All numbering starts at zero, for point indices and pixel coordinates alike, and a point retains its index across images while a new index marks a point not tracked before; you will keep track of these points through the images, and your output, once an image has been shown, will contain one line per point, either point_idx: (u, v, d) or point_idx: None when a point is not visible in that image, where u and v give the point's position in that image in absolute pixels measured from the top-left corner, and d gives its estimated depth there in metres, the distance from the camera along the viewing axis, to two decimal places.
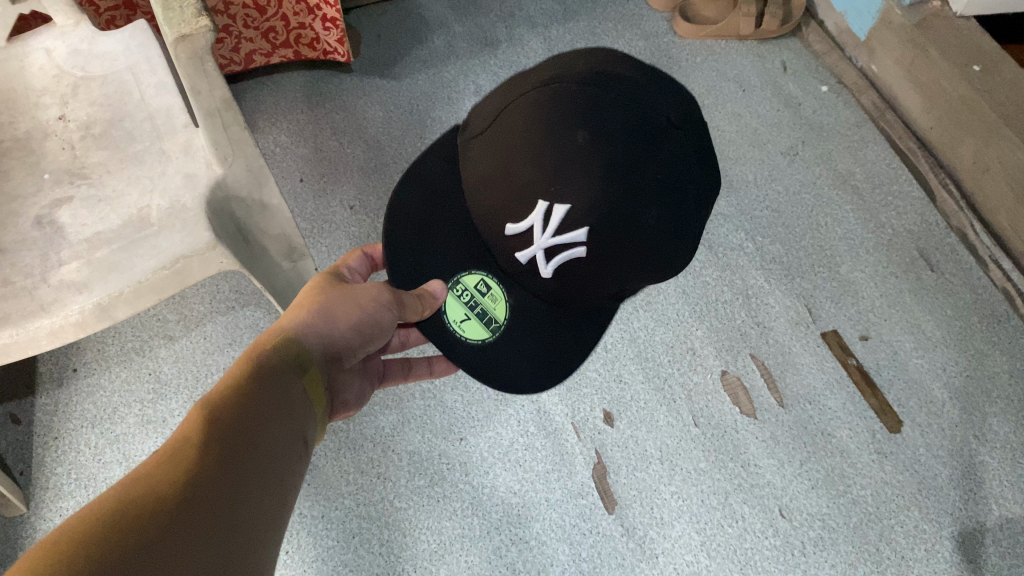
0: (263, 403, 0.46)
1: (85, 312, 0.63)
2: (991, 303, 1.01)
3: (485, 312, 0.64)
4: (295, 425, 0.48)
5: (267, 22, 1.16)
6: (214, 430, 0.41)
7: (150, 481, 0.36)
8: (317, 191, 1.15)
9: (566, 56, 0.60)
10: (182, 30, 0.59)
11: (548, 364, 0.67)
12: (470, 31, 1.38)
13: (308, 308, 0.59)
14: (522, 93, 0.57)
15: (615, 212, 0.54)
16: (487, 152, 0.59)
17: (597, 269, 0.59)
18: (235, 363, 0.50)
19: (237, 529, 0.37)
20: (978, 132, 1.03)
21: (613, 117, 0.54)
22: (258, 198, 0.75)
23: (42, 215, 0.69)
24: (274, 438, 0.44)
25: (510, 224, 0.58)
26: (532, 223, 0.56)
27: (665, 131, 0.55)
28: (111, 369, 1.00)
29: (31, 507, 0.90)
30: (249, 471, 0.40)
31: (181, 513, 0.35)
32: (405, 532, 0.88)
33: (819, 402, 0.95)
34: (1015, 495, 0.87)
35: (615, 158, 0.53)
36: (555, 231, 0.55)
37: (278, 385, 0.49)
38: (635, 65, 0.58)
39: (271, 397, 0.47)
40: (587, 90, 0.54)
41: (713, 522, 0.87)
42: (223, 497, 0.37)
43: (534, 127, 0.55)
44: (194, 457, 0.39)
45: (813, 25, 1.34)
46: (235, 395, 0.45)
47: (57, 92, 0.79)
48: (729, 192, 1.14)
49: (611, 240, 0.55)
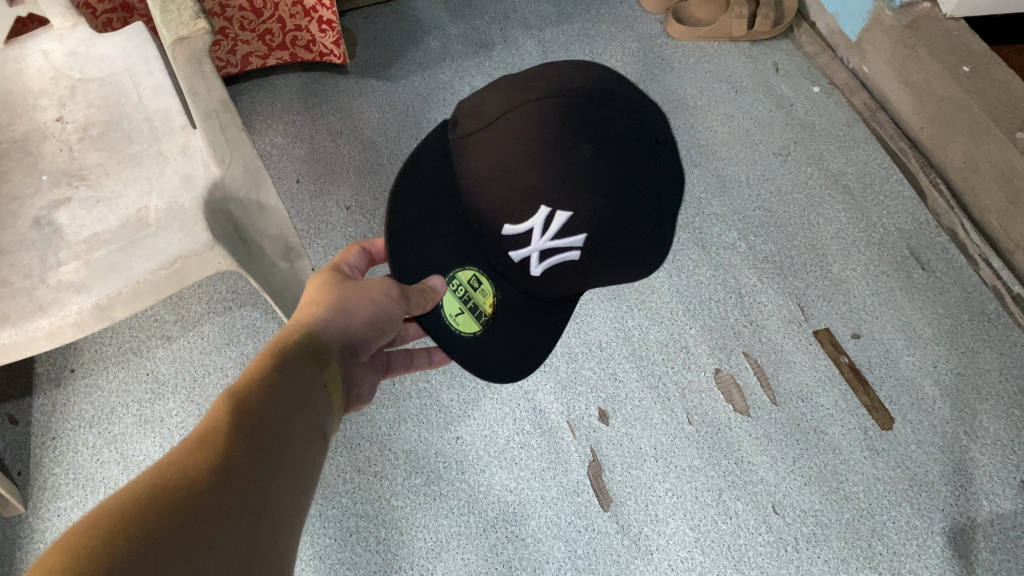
0: (287, 391, 0.45)
1: (84, 312, 0.64)
2: (980, 301, 1.02)
3: (477, 306, 0.66)
4: (319, 414, 0.47)
5: (263, 24, 1.17)
6: (240, 417, 0.40)
7: (178, 467, 0.35)
8: (313, 191, 1.16)
9: (562, 64, 0.60)
10: (179, 32, 0.60)
11: (528, 355, 0.71)
12: (465, 33, 1.39)
13: (324, 299, 0.58)
14: (524, 99, 0.57)
15: (610, 223, 0.58)
16: (488, 150, 0.59)
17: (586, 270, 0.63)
18: (260, 355, 0.48)
19: (264, 517, 0.36)
20: (968, 131, 1.04)
21: (614, 131, 0.56)
22: (255, 198, 0.76)
23: (40, 216, 0.70)
24: (299, 426, 0.44)
25: (508, 225, 0.60)
26: (532, 226, 0.59)
27: (655, 150, 0.59)
28: (108, 369, 1.01)
29: (28, 507, 0.90)
30: (275, 459, 0.40)
31: (209, 500, 0.34)
32: (402, 530, 0.88)
33: (812, 399, 0.96)
34: (1005, 490, 0.88)
35: (615, 173, 0.56)
36: (553, 234, 0.59)
37: (301, 373, 0.48)
38: (626, 81, 0.61)
39: (296, 393, 0.45)
40: (591, 105, 0.56)
41: (707, 519, 0.88)
42: (250, 485, 0.37)
43: (542, 133, 0.56)
44: (220, 445, 0.38)
45: (805, 26, 1.35)
46: (260, 383, 0.44)
47: (56, 94, 0.79)
48: (722, 192, 1.15)
49: (602, 248, 0.60)
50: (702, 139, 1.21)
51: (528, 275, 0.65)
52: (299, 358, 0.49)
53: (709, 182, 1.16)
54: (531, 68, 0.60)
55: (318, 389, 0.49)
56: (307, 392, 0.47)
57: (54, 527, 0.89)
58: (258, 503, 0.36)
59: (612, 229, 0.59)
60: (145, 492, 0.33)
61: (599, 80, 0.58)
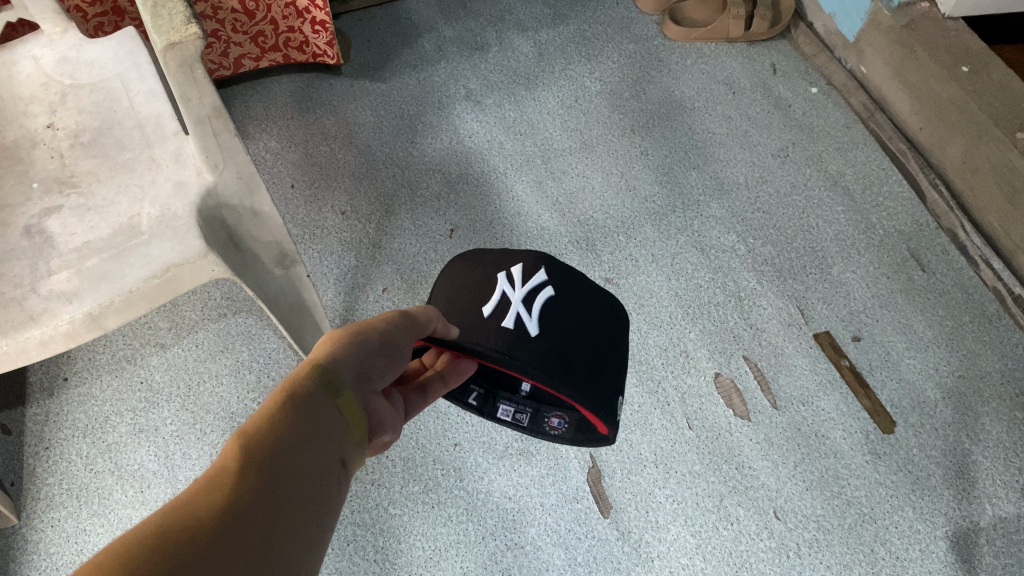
0: (305, 421, 0.41)
1: (76, 321, 0.63)
2: (982, 303, 1.01)
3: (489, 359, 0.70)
4: (333, 449, 0.42)
5: (256, 26, 1.16)
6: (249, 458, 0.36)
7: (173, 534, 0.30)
8: (309, 196, 1.15)
9: (474, 260, 0.85)
10: (170, 38, 0.58)
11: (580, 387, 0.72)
12: (460, 36, 1.38)
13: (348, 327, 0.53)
14: (478, 262, 0.84)
15: (609, 327, 0.80)
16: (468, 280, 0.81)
17: (562, 320, 0.76)
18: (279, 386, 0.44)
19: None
20: (967, 132, 1.04)
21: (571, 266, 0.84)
22: (249, 205, 0.74)
23: (31, 224, 0.69)
24: (319, 461, 0.39)
25: (487, 305, 0.76)
26: (503, 290, 0.77)
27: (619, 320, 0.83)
28: (102, 378, 1.00)
29: (21, 518, 0.89)
30: (289, 505, 0.35)
31: (208, 560, 0.30)
32: (400, 539, 0.87)
33: (812, 403, 0.95)
34: (1009, 494, 0.87)
35: (589, 295, 0.81)
36: (522, 287, 0.77)
37: (317, 406, 0.43)
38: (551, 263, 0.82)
39: (307, 429, 0.41)
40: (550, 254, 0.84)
41: (708, 525, 0.87)
42: (255, 539, 0.32)
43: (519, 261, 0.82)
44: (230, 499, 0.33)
45: (802, 26, 1.34)
46: (273, 420, 0.40)
47: (46, 100, 0.78)
48: (720, 194, 1.14)
49: (561, 303, 0.77)
50: (700, 140, 1.21)
51: (528, 332, 0.72)
52: (322, 382, 0.45)
53: (707, 184, 1.15)
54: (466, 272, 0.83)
55: (336, 424, 0.43)
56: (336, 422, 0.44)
57: (46, 538, 0.88)
58: (262, 555, 0.32)
59: (594, 328, 0.78)
60: (148, 558, 0.29)
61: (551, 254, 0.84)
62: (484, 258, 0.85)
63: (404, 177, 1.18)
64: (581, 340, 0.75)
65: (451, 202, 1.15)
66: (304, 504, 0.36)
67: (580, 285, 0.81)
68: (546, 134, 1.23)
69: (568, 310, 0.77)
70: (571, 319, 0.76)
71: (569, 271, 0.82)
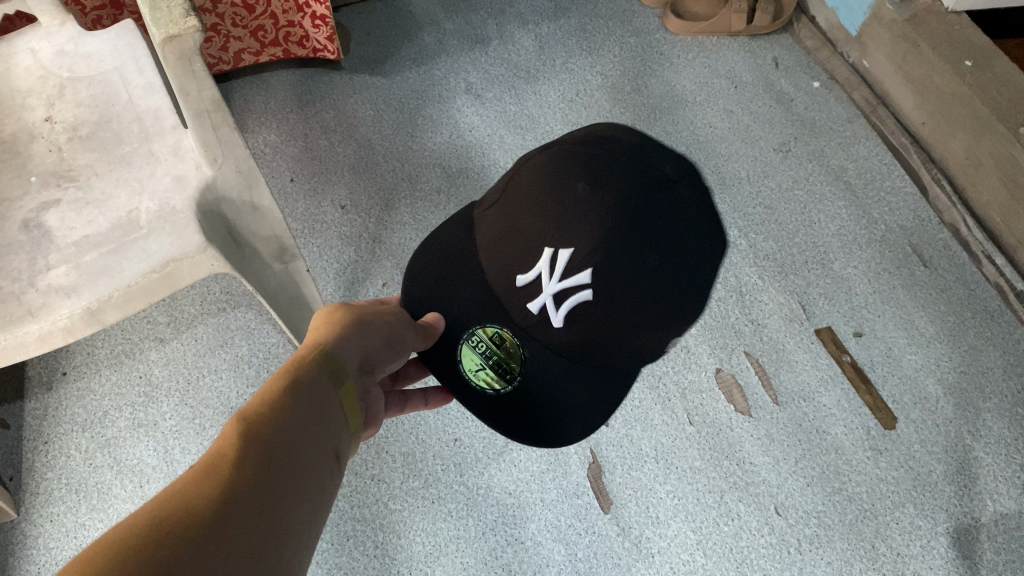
0: (304, 410, 0.43)
1: (74, 316, 0.62)
2: (984, 298, 1.01)
3: (499, 361, 0.67)
4: (328, 440, 0.44)
5: (256, 20, 1.15)
6: (251, 442, 0.37)
7: (182, 511, 0.31)
8: (308, 190, 1.15)
9: (533, 186, 0.67)
10: (169, 31, 0.57)
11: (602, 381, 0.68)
12: (460, 29, 1.37)
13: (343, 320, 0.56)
14: (534, 193, 0.66)
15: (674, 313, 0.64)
16: (517, 223, 0.66)
17: (601, 318, 0.63)
18: (276, 376, 0.45)
19: (275, 558, 0.33)
20: (970, 126, 1.03)
21: (650, 222, 0.61)
22: (248, 199, 0.73)
23: (29, 218, 0.68)
24: (316, 450, 0.42)
25: (521, 276, 0.65)
26: (539, 271, 0.64)
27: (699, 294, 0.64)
28: (101, 372, 0.99)
29: (19, 513, 0.89)
30: (291, 491, 0.37)
31: (220, 538, 0.31)
32: (400, 534, 0.87)
33: (814, 399, 0.94)
34: (1009, 490, 0.87)
35: (661, 275, 0.62)
36: (560, 273, 0.63)
37: (313, 398, 0.45)
38: (619, 220, 0.61)
39: (305, 418, 0.42)
40: (626, 200, 0.62)
41: (709, 521, 0.87)
42: (262, 520, 0.34)
43: (577, 217, 0.62)
44: (238, 479, 0.35)
45: (804, 20, 1.34)
46: (273, 408, 0.41)
47: (44, 93, 0.78)
48: (722, 189, 1.14)
49: (608, 290, 0.62)
50: (701, 135, 1.20)
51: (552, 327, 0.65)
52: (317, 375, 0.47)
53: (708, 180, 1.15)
54: (523, 201, 0.67)
55: (331, 416, 0.46)
56: (331, 415, 0.46)
57: (45, 533, 0.88)
58: (266, 535, 0.33)
59: (646, 320, 0.63)
60: (161, 532, 0.30)
61: (632, 193, 0.62)
62: (542, 191, 0.65)
63: (404, 171, 1.17)
64: (618, 338, 0.65)
65: (451, 196, 1.14)
66: (302, 490, 0.38)
67: (651, 259, 0.61)
68: (547, 128, 1.23)
69: (618, 299, 0.62)
70: (617, 314, 0.62)
71: (640, 241, 0.61)
